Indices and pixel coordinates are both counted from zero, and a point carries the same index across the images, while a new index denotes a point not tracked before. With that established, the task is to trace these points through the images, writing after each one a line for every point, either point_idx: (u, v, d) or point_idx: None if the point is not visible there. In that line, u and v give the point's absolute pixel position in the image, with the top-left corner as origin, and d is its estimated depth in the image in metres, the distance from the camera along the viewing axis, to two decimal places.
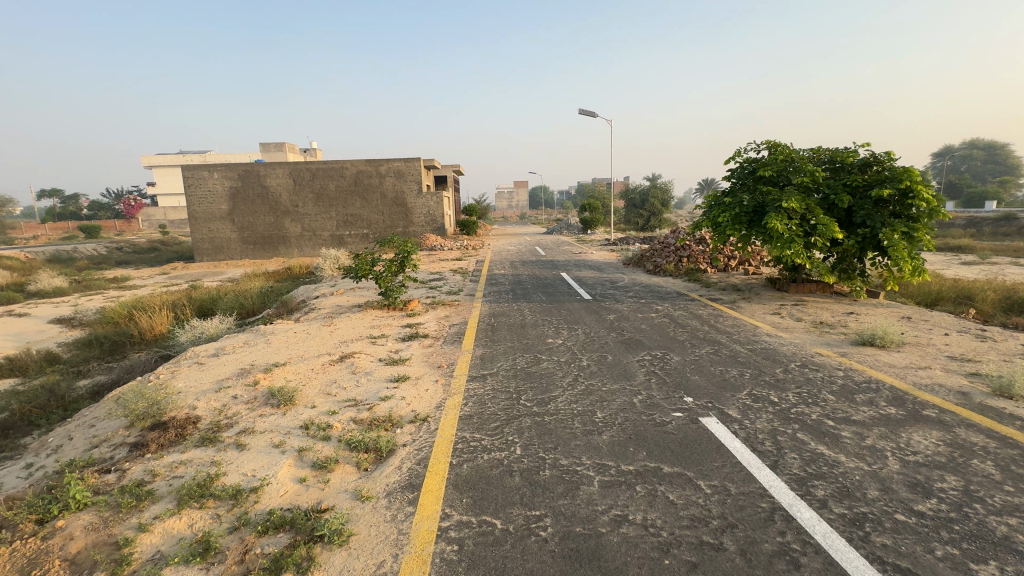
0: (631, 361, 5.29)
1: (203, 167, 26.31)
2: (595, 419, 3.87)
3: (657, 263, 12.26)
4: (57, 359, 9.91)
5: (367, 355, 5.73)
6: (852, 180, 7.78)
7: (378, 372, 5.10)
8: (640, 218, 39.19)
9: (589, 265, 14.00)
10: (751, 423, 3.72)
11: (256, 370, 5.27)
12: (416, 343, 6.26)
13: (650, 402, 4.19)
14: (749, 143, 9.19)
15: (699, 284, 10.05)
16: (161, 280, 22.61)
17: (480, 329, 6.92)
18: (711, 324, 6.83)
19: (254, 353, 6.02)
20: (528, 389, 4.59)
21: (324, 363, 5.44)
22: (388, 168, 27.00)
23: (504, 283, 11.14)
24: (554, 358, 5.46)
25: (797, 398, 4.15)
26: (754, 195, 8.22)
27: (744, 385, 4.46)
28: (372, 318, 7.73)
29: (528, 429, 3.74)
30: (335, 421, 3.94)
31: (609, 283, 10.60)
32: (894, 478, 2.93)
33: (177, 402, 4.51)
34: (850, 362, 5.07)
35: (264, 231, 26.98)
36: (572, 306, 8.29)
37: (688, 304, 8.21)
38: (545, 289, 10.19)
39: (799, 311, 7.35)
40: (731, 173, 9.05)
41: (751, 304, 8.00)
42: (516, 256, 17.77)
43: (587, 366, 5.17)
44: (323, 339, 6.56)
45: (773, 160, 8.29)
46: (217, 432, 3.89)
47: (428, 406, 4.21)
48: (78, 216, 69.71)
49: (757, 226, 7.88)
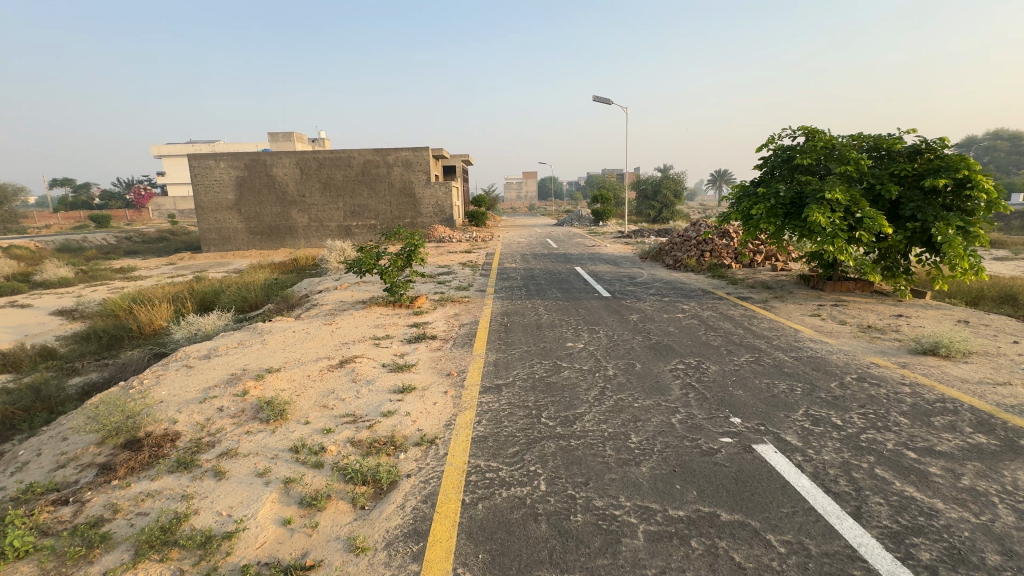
0: (664, 371, 4.71)
1: (210, 156, 25.92)
2: (631, 445, 3.32)
3: (677, 257, 11.62)
4: (53, 354, 9.55)
5: (369, 360, 5.22)
6: (901, 170, 7.08)
7: (380, 381, 4.58)
8: (652, 209, 38.43)
9: (604, 259, 13.38)
10: (817, 454, 3.14)
11: (247, 376, 4.79)
12: (423, 346, 5.74)
13: (692, 424, 3.62)
14: (784, 129, 8.49)
15: (725, 281, 9.42)
16: (168, 270, 22.34)
17: (492, 330, 6.37)
18: (745, 327, 6.22)
19: (247, 355, 5.53)
20: (550, 405, 4.05)
21: (321, 370, 4.93)
22: (396, 157, 26.44)
23: (517, 278, 10.60)
24: (576, 366, 4.90)
25: (864, 421, 3.56)
26: (791, 185, 7.54)
27: (798, 403, 3.89)
28: (376, 315, 7.23)
29: (553, 456, 3.20)
30: (329, 443, 3.42)
31: (628, 279, 10.00)
32: (1014, 535, 2.35)
33: (156, 415, 4.03)
34: (914, 375, 4.46)
35: (270, 221, 26.61)
36: (591, 304, 7.71)
37: (716, 303, 7.60)
38: (559, 284, 9.62)
39: (841, 313, 6.71)
40: (764, 162, 8.36)
41: (786, 304, 7.37)
42: (527, 248, 17.22)
43: (614, 376, 4.61)
44: (323, 339, 6.06)
45: (812, 147, 7.60)
46: (196, 455, 3.40)
47: (436, 425, 3.68)
48: (89, 205, 70.12)
49: (794, 218, 7.20)
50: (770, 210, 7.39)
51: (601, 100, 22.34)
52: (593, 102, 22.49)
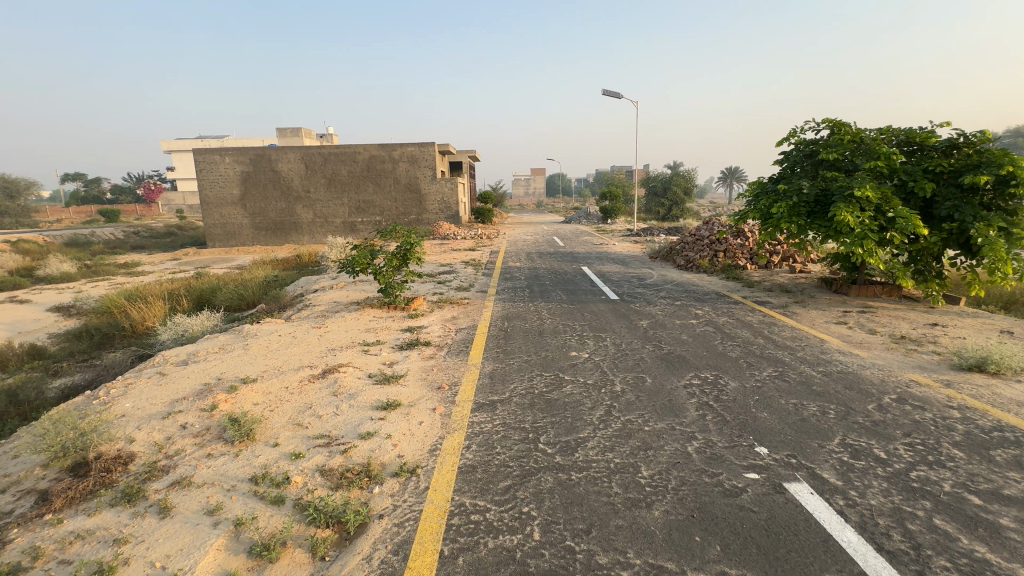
0: (677, 387, 4.24)
1: (215, 151, 25.72)
2: (641, 481, 2.86)
3: (689, 258, 11.09)
4: (41, 353, 9.25)
5: (355, 370, 4.79)
6: (936, 165, 6.52)
7: (363, 395, 4.16)
8: (662, 207, 37.75)
9: (612, 259, 12.89)
10: (862, 498, 2.66)
11: (220, 387, 4.39)
12: (415, 354, 5.30)
13: (711, 454, 3.15)
14: (806, 121, 7.95)
15: (740, 283, 8.89)
16: (171, 266, 22.16)
17: (490, 336, 5.92)
18: (765, 335, 5.73)
19: (226, 363, 5.13)
20: (549, 426, 3.59)
21: (302, 381, 4.52)
22: (402, 153, 26.05)
23: (521, 278, 10.13)
24: (580, 380, 4.44)
25: (913, 455, 3.07)
26: (815, 181, 7.00)
27: (833, 431, 3.40)
28: (369, 318, 6.81)
29: (550, 494, 2.75)
30: (295, 473, 3.00)
31: (637, 281, 9.50)
32: None
33: (113, 432, 3.63)
34: (962, 397, 3.94)
35: (275, 217, 26.37)
36: (597, 308, 7.23)
37: (732, 308, 7.09)
38: (565, 286, 9.15)
39: (870, 321, 6.18)
40: (784, 158, 7.83)
41: (808, 310, 6.84)
42: (533, 246, 16.75)
43: (622, 393, 4.14)
44: (309, 345, 5.65)
45: (838, 141, 7.05)
46: (145, 483, 2.99)
47: (419, 451, 3.24)
48: (100, 200, 70.71)
49: (820, 218, 6.67)
50: (794, 209, 6.86)
51: (611, 94, 21.77)
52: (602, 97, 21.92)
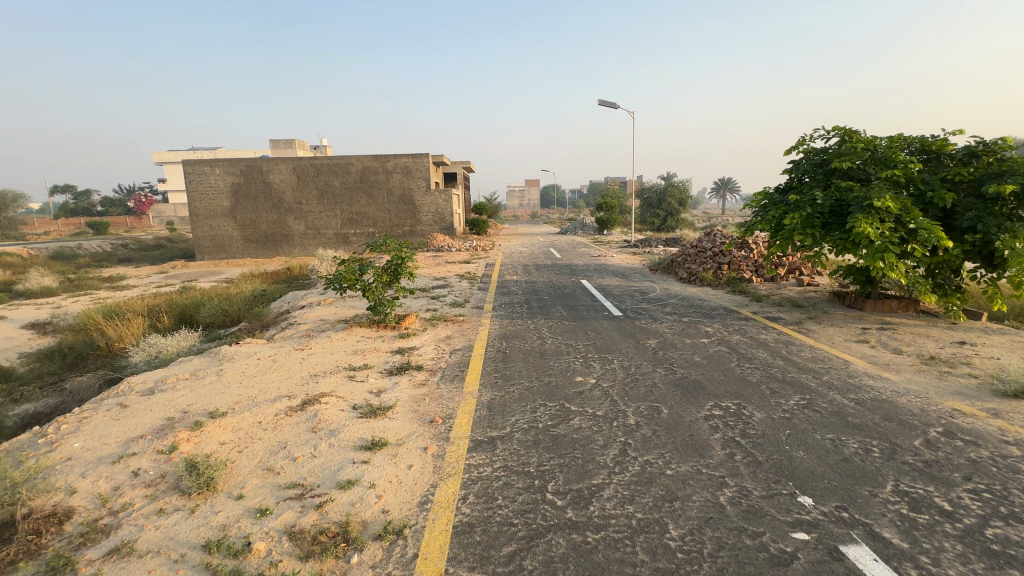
0: (697, 420, 3.80)
1: (205, 163, 25.26)
2: (671, 545, 2.40)
3: (691, 270, 10.72)
4: (8, 375, 8.66)
5: (338, 400, 4.31)
6: (956, 174, 6.20)
7: (346, 432, 3.68)
8: (657, 218, 37.63)
9: (612, 271, 12.50)
10: (937, 566, 2.23)
11: (184, 423, 3.89)
12: (405, 380, 4.83)
13: (749, 507, 2.70)
14: (816, 129, 7.65)
15: (748, 297, 8.51)
16: (157, 280, 21.53)
17: (487, 359, 5.47)
18: (784, 356, 5.32)
19: (196, 392, 4.64)
20: (557, 470, 3.13)
21: (278, 414, 4.04)
22: (396, 164, 25.71)
23: (518, 293, 9.71)
24: (588, 411, 3.99)
25: (984, 507, 2.63)
26: (829, 191, 6.65)
27: (883, 475, 2.97)
28: (357, 338, 6.33)
29: (565, 565, 2.28)
30: (258, 537, 2.52)
31: (640, 295, 9.10)
32: None
33: (50, 482, 3.11)
34: (1016, 429, 3.53)
35: (266, 229, 25.86)
36: (601, 325, 6.80)
37: (744, 325, 6.69)
38: (565, 300, 8.72)
39: (892, 339, 5.80)
40: (793, 167, 7.51)
41: (824, 327, 6.45)
42: (530, 258, 16.38)
43: (636, 427, 3.70)
44: (290, 370, 5.17)
45: (851, 149, 6.73)
46: (77, 552, 2.49)
47: (407, 505, 2.77)
48: (89, 212, 69.80)
49: (836, 230, 6.30)
50: (807, 220, 6.50)
51: (607, 104, 21.58)
52: (598, 105, 21.71)
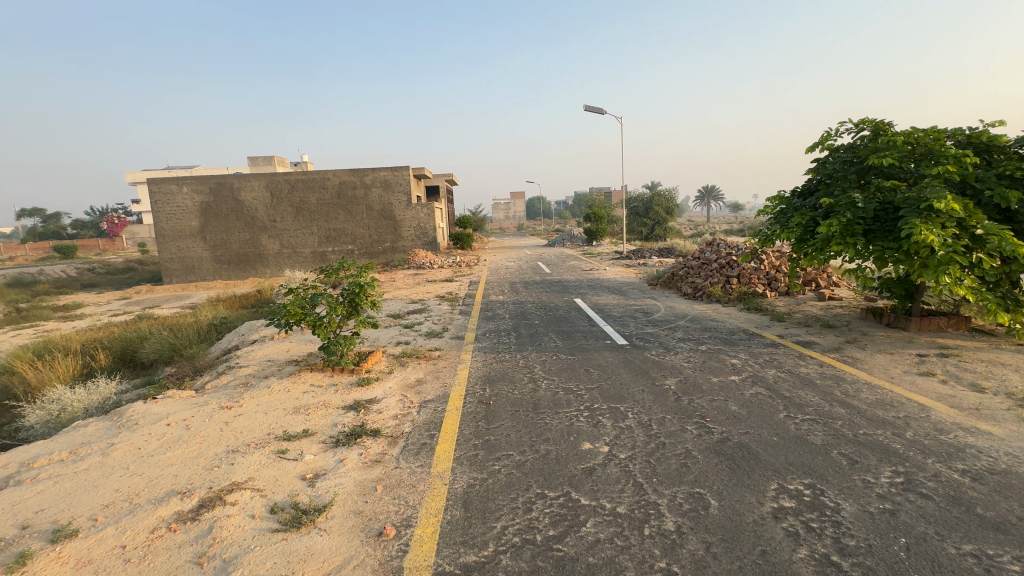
0: (764, 520, 2.63)
1: (171, 181, 23.86)
2: None
3: (696, 285, 9.67)
4: None
5: (252, 498, 3.06)
6: (1018, 169, 5.21)
7: (245, 567, 2.43)
8: (645, 227, 36.94)
9: (608, 287, 11.41)
10: None
11: (6, 555, 2.59)
12: (353, 456, 3.59)
13: None
14: (841, 123, 6.65)
15: (767, 317, 7.46)
16: (116, 307, 19.91)
17: (465, 416, 4.25)
18: (841, 400, 4.20)
19: (58, 487, 3.32)
20: None
21: (155, 530, 2.76)
22: (374, 178, 24.50)
23: (506, 317, 8.53)
24: (604, 508, 2.80)
25: None
26: (869, 192, 5.59)
27: None
28: (304, 388, 5.07)
29: None
30: None
31: (644, 316, 7.99)
32: None
33: None
34: None
35: (238, 249, 24.42)
36: (604, 360, 5.63)
37: (775, 354, 5.59)
38: (558, 325, 7.57)
39: (963, 371, 4.73)
40: (817, 167, 6.49)
41: (872, 356, 5.38)
42: (519, 274, 15.27)
43: (679, 538, 2.51)
44: (202, 443, 3.90)
45: (888, 143, 5.73)
46: None
47: None
48: (59, 236, 67.18)
49: (883, 239, 5.24)
50: (847, 227, 5.39)
51: (594, 109, 20.70)
52: (585, 111, 20.74)
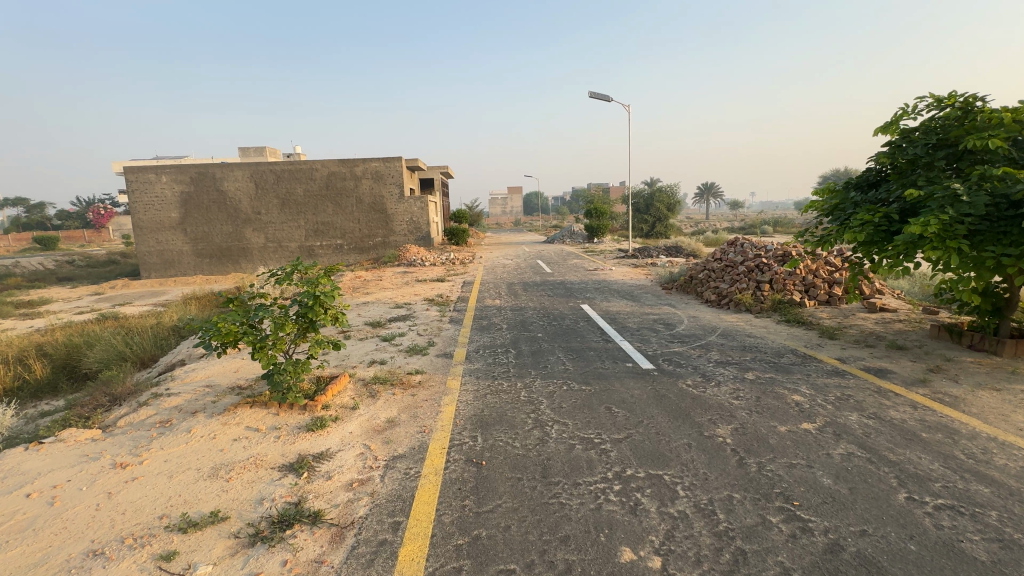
0: None
1: (149, 169, 22.41)
2: None
3: (721, 291, 8.46)
4: None
5: None
6: None
7: None
8: (647, 223, 35.74)
9: (619, 291, 10.19)
10: None
11: None
12: (270, 569, 2.35)
13: None
14: (917, 100, 5.42)
15: (815, 333, 6.26)
16: (85, 304, 18.51)
17: (446, 487, 3.02)
18: (974, 469, 2.99)
19: None
20: None
21: None
22: (365, 169, 23.11)
23: (504, 328, 7.30)
24: None
25: None
26: (971, 183, 4.37)
27: None
28: (237, 433, 3.81)
29: None
30: None
31: (668, 330, 6.77)
32: None
33: None
34: None
35: (220, 242, 23.02)
36: (631, 393, 4.41)
37: (847, 388, 4.38)
38: (566, 340, 6.35)
39: None
40: (889, 153, 5.27)
41: (974, 393, 4.18)
42: (518, 274, 14.02)
43: None
44: (57, 535, 2.65)
45: (990, 120, 4.53)
46: None
47: None
48: (44, 226, 65.55)
49: (996, 243, 4.03)
50: (946, 227, 4.16)
51: (599, 96, 19.22)
52: (590, 98, 19.36)
